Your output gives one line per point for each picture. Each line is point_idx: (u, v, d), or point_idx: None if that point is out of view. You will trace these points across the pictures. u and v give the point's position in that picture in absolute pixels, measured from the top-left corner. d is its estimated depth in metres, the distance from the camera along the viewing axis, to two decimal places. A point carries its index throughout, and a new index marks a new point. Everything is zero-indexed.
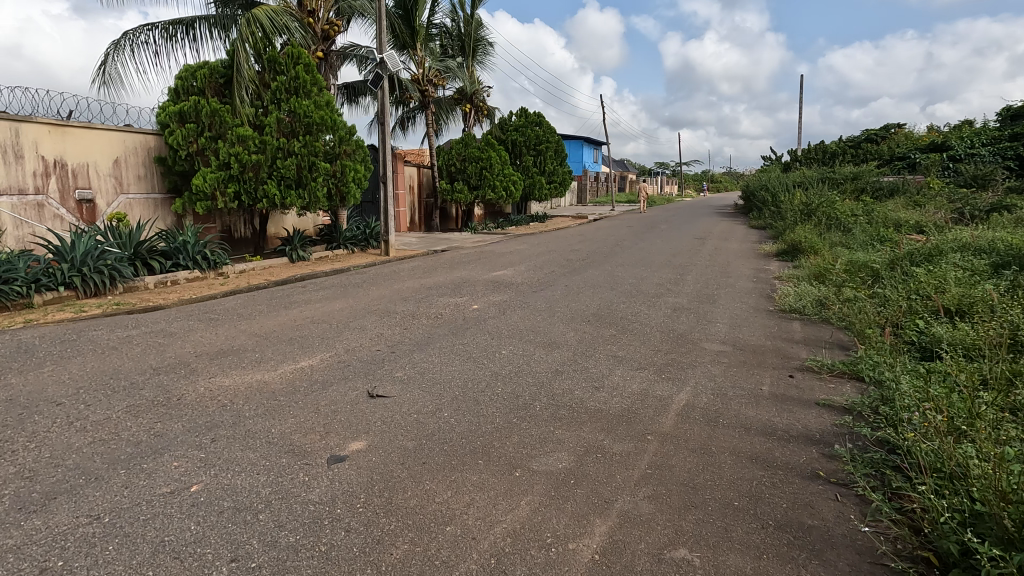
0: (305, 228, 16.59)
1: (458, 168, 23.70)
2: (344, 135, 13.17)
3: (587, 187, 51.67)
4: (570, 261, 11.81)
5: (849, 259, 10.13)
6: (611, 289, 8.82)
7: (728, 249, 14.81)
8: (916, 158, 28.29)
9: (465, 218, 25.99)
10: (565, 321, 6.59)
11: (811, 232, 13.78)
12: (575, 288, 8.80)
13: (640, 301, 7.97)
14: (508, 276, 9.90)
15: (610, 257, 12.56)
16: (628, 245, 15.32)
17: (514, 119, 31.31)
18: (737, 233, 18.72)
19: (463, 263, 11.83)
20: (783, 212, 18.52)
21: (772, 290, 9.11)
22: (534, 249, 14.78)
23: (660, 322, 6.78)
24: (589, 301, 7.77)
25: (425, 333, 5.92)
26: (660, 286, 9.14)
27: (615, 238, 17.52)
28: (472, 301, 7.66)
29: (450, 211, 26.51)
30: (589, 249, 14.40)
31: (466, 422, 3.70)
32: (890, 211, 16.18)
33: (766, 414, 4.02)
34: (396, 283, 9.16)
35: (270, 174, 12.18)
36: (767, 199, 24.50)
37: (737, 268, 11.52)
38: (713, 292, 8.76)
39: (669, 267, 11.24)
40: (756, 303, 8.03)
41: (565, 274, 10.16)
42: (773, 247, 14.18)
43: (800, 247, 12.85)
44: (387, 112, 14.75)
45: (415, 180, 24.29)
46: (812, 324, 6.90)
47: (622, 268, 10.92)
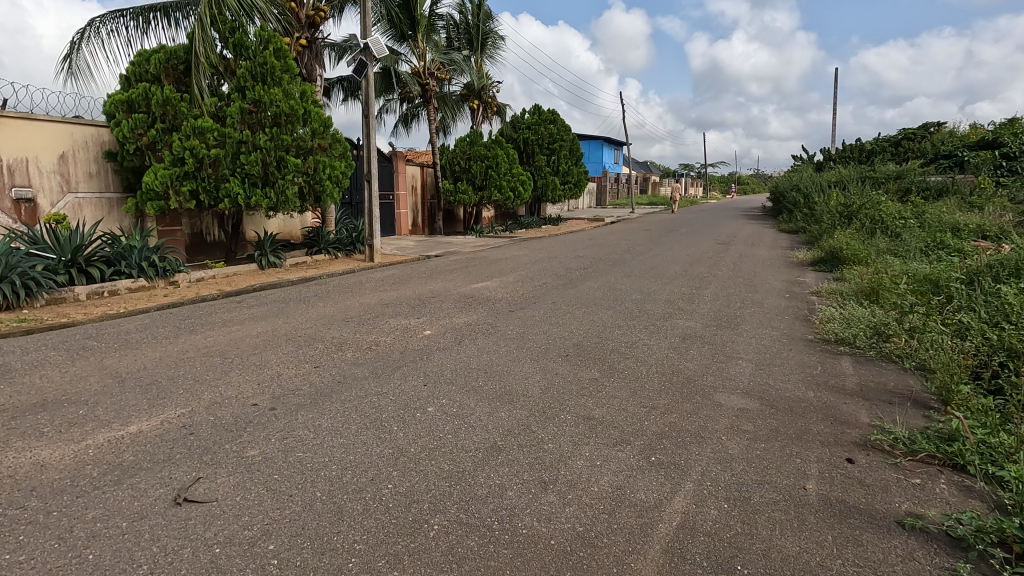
0: (291, 230, 15.44)
1: (462, 168, 22.25)
2: (320, 128, 11.87)
3: (606, 189, 49.74)
4: (569, 271, 10.22)
5: (904, 271, 8.30)
6: (608, 308, 7.21)
7: (756, 256, 13.01)
8: (965, 156, 25.82)
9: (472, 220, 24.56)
10: (534, 356, 5.02)
11: (851, 238, 11.89)
12: (564, 306, 7.23)
13: (640, 324, 6.35)
14: (489, 289, 8.37)
15: (616, 266, 10.91)
16: (641, 251, 13.61)
17: (527, 117, 29.88)
18: (765, 238, 16.82)
19: (445, 272, 10.33)
20: (817, 214, 16.58)
21: (810, 309, 7.38)
22: (532, 255, 13.21)
23: (661, 357, 5.15)
24: (575, 326, 6.18)
25: (340, 374, 4.43)
26: (669, 304, 7.49)
27: (627, 243, 15.82)
28: (428, 323, 6.15)
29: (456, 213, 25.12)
30: (594, 255, 12.76)
31: (295, 573, 2.16)
32: (943, 213, 14.14)
33: (816, 553, 2.39)
34: (352, 297, 7.72)
35: (233, 171, 10.89)
36: (799, 201, 22.41)
37: (766, 280, 9.74)
38: (735, 313, 7.07)
39: (682, 279, 9.54)
40: (790, 330, 6.31)
41: (557, 287, 8.57)
42: (807, 254, 12.33)
43: (839, 255, 11.01)
44: (372, 103, 13.37)
45: (418, 180, 22.96)
46: (867, 361, 5.19)
47: (626, 280, 9.26)
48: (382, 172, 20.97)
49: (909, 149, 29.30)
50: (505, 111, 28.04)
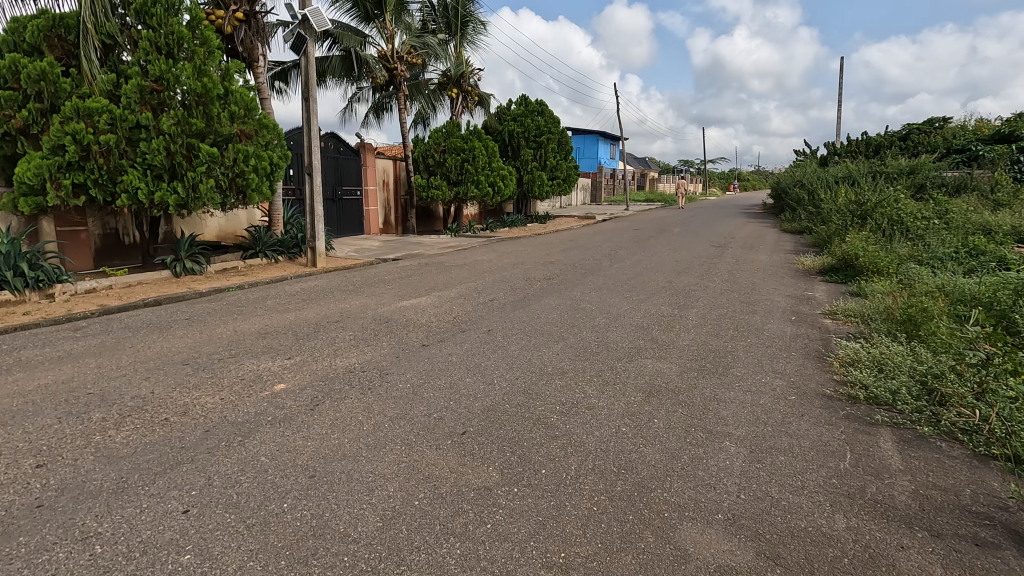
0: (236, 231, 13.83)
1: (436, 162, 20.50)
2: (242, 111, 10.13)
3: (601, 184, 47.90)
4: (529, 283, 8.50)
5: (942, 289, 6.55)
6: (559, 338, 5.50)
7: (754, 262, 11.27)
8: (980, 150, 23.97)
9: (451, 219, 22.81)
10: (413, 436, 3.29)
11: (866, 241, 10.12)
12: (501, 336, 5.52)
13: (593, 369, 4.64)
14: (418, 309, 6.65)
15: (589, 276, 9.19)
16: (624, 255, 11.90)
17: (513, 108, 28.15)
18: (765, 239, 15.06)
19: (380, 283, 8.58)
20: (824, 213, 14.81)
21: (822, 340, 5.67)
22: (495, 260, 11.46)
23: (605, 434, 3.43)
24: (501, 372, 4.46)
25: (66, 481, 2.70)
26: (641, 333, 5.77)
27: (612, 245, 14.10)
28: (297, 370, 4.43)
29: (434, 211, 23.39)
30: (567, 261, 11.01)
31: None
32: (968, 213, 12.38)
33: None
34: (234, 322, 6.00)
35: (132, 161, 9.18)
36: (803, 198, 20.59)
37: (768, 294, 7.99)
38: (724, 348, 5.34)
39: (664, 294, 7.80)
40: (798, 376, 4.58)
41: (505, 307, 6.87)
42: (814, 261, 10.56)
43: (853, 263, 9.25)
44: (314, 84, 11.64)
45: (390, 175, 21.27)
46: (917, 442, 3.46)
47: (595, 296, 7.56)
48: (348, 166, 19.32)
49: (918, 143, 27.45)
50: (488, 101, 26.31)
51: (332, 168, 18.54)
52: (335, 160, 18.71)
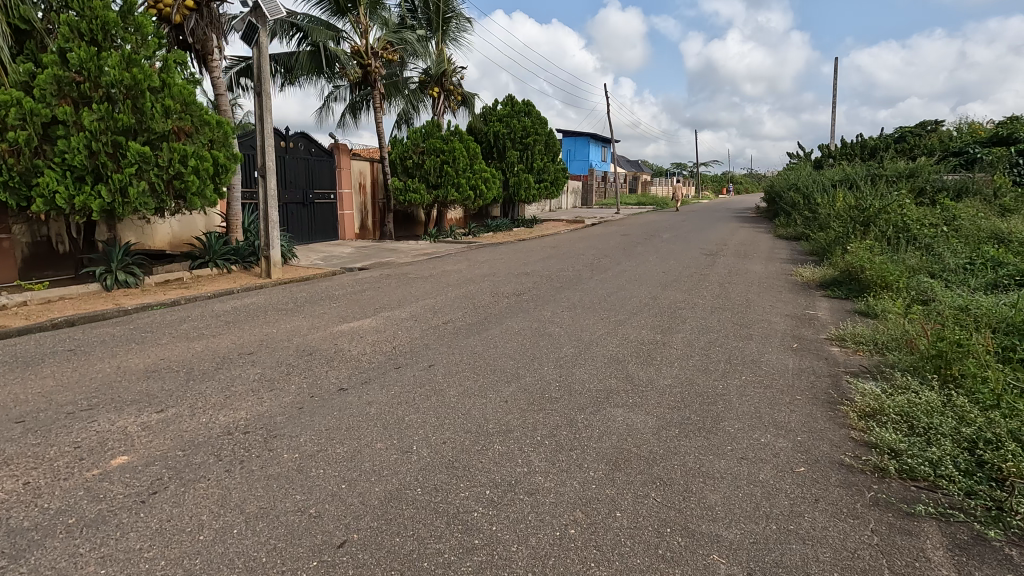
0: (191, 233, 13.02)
1: (414, 163, 19.53)
2: (179, 106, 9.10)
3: (592, 187, 47.04)
4: (495, 300, 7.50)
5: (966, 312, 5.63)
6: (514, 376, 4.52)
7: (748, 273, 10.34)
8: (977, 152, 23.24)
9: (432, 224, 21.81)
10: (266, 554, 2.29)
11: (870, 250, 9.20)
12: (444, 374, 4.54)
13: (548, 425, 3.66)
14: (356, 336, 5.66)
15: (565, 291, 8.22)
16: (609, 265, 10.96)
17: (498, 109, 27.23)
18: (760, 246, 14.17)
19: (326, 300, 7.56)
20: (822, 219, 13.95)
21: (830, 377, 4.71)
22: (466, 271, 10.47)
23: (547, 543, 2.44)
24: (427, 430, 3.48)
25: None
26: (615, 368, 4.80)
27: (597, 252, 13.16)
28: (161, 429, 3.42)
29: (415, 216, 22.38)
30: (544, 272, 10.05)
31: None
32: (976, 219, 11.50)
33: None
34: (126, 354, 5.00)
35: (49, 161, 8.14)
36: (798, 201, 19.74)
37: (765, 313, 7.03)
38: (713, 389, 4.37)
39: (647, 313, 6.86)
40: (807, 434, 3.61)
41: (461, 331, 5.90)
42: (813, 272, 9.64)
43: (857, 276, 8.34)
44: (267, 78, 10.63)
45: (366, 177, 20.31)
46: (977, 550, 2.49)
47: (567, 317, 6.60)
48: (320, 168, 18.39)
49: (914, 146, 26.72)
50: (472, 101, 25.41)
51: (302, 170, 17.59)
52: (306, 161, 17.78)
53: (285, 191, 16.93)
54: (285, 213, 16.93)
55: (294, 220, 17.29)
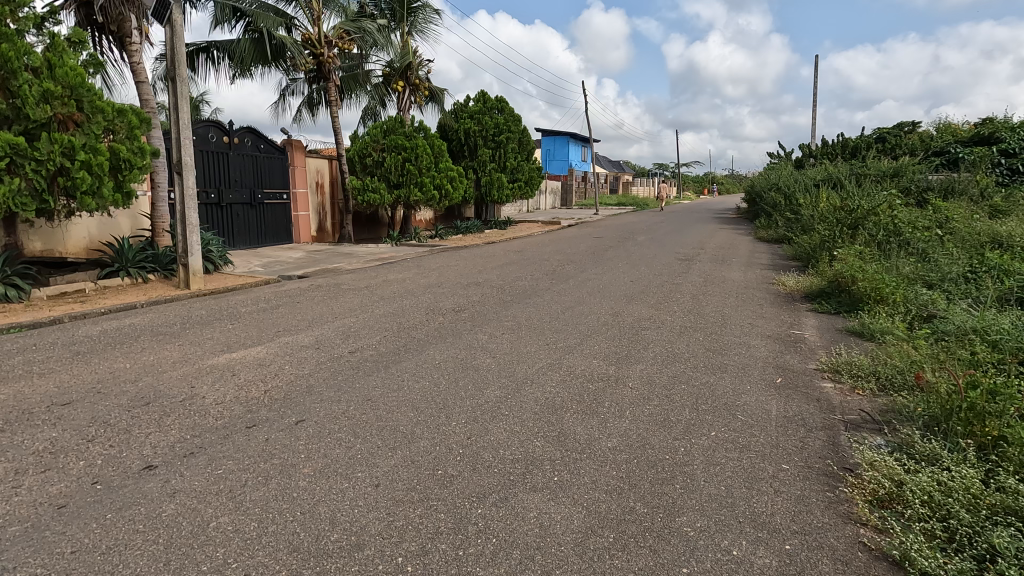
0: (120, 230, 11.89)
1: (374, 161, 18.16)
2: (63, 90, 7.72)
3: (571, 187, 46.07)
4: (426, 320, 6.32)
5: (986, 339, 4.58)
6: (406, 438, 3.35)
7: (725, 281, 9.29)
8: (960, 152, 22.58)
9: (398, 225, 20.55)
10: None
11: (860, 257, 8.21)
12: (310, 436, 3.35)
13: (425, 531, 2.48)
14: (227, 374, 4.44)
15: (513, 306, 7.07)
16: (573, 273, 9.85)
17: (469, 105, 26.09)
18: (739, 250, 13.21)
19: (225, 320, 6.31)
20: (805, 221, 12.99)
21: (824, 433, 3.61)
22: (410, 280, 9.27)
23: None
24: (229, 551, 2.28)
25: None
26: (546, 422, 3.65)
27: (564, 257, 12.05)
28: None
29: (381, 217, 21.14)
30: (498, 282, 8.90)
31: None
32: (969, 220, 10.62)
33: None
34: None
35: None
36: (779, 203, 18.84)
37: (743, 334, 5.95)
38: (671, 455, 3.25)
39: (604, 336, 5.76)
40: (798, 540, 2.49)
41: (368, 364, 4.71)
42: (797, 282, 8.61)
43: (845, 286, 7.32)
44: (181, 60, 9.30)
45: (323, 176, 19.03)
46: None
47: (507, 342, 5.45)
48: (271, 166, 17.08)
49: (895, 145, 26.07)
50: (440, 97, 24.21)
51: (249, 168, 16.25)
52: (254, 159, 16.46)
53: (230, 189, 15.58)
54: (229, 214, 15.57)
55: (240, 221, 15.93)
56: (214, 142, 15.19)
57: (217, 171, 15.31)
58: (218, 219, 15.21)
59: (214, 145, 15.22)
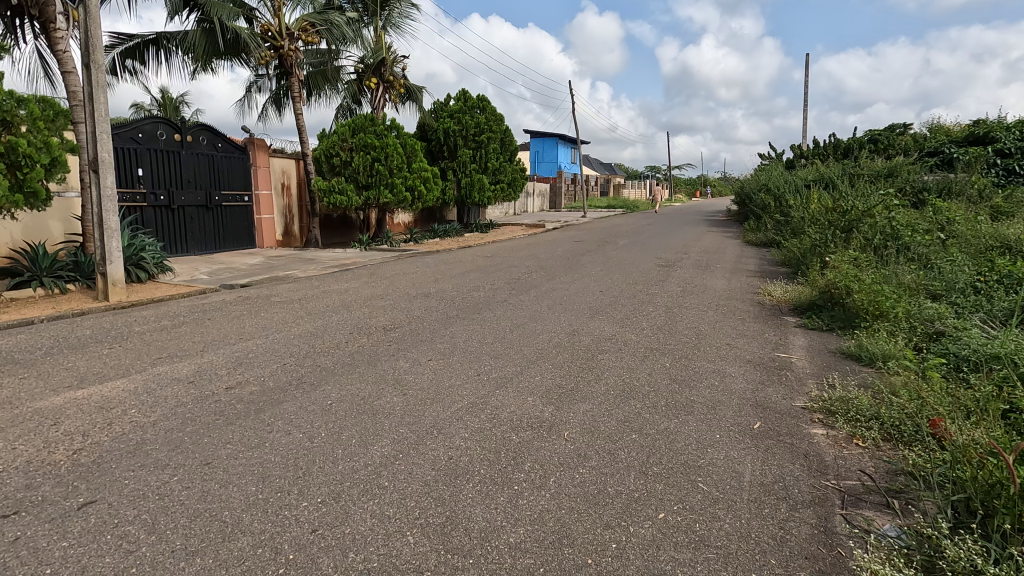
0: (51, 237, 10.91)
1: (342, 161, 17.15)
2: None
3: (560, 189, 45.24)
4: (346, 342, 5.34)
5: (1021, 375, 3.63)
6: (224, 533, 2.37)
7: (706, 290, 8.36)
8: (954, 152, 21.81)
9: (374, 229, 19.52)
10: None
11: (855, 264, 7.30)
12: (85, 533, 2.35)
13: None
14: (45, 424, 3.42)
15: (457, 323, 6.11)
16: (539, 281, 8.91)
17: (450, 104, 25.19)
18: (725, 255, 12.31)
19: (104, 343, 5.29)
20: (795, 223, 12.10)
21: (815, 514, 2.66)
22: (356, 290, 8.31)
23: None
24: None
25: None
26: (436, 500, 2.67)
27: (534, 263, 11.12)
28: None
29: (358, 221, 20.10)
30: (451, 293, 7.92)
31: None
32: (972, 222, 9.74)
33: None
34: None
35: None
36: (768, 204, 17.97)
37: (719, 358, 5.01)
38: (595, 562, 2.28)
39: (551, 361, 4.80)
40: None
41: (239, 406, 3.73)
42: (784, 291, 7.70)
43: (839, 298, 6.40)
44: (96, 44, 8.28)
45: (289, 177, 18.02)
46: None
47: (429, 372, 4.48)
48: (229, 166, 16.04)
49: (887, 145, 25.32)
50: (418, 95, 23.24)
51: (205, 168, 15.24)
52: (211, 158, 15.41)
53: (182, 191, 14.57)
54: (181, 218, 14.56)
55: (194, 225, 14.91)
56: (164, 140, 14.12)
57: (168, 172, 14.27)
58: (168, 223, 14.21)
59: (164, 143, 14.15)
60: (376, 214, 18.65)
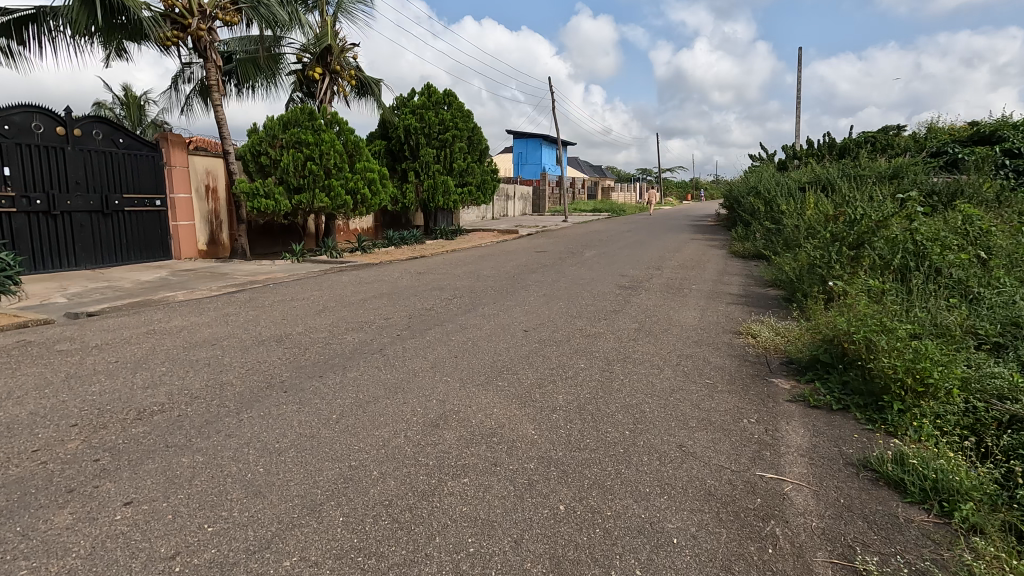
0: None
1: (271, 160, 14.94)
2: None
3: (542, 192, 43.14)
4: (28, 454, 3.11)
5: None
6: None
7: (668, 328, 6.21)
8: (958, 152, 19.79)
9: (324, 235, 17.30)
10: None
11: (871, 297, 5.18)
12: None
13: None
14: None
15: (268, 399, 3.95)
16: (453, 313, 6.76)
17: (413, 99, 23.08)
18: (702, 272, 10.21)
19: None
20: (788, 233, 10.01)
21: None
22: (196, 329, 6.11)
23: None
24: None
25: None
26: None
27: (466, 284, 8.97)
28: None
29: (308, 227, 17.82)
30: (315, 336, 5.73)
31: None
32: (1010, 233, 7.64)
33: None
34: None
35: None
36: (757, 209, 15.89)
37: (657, 489, 2.86)
38: None
39: (346, 508, 2.62)
40: None
41: None
42: (774, 332, 5.59)
43: (851, 358, 4.26)
44: None
45: (215, 179, 15.80)
46: None
47: (83, 547, 2.30)
48: (134, 165, 13.83)
49: (885, 146, 23.32)
50: (374, 89, 21.06)
51: (99, 167, 13.04)
52: (107, 156, 13.21)
53: (68, 194, 12.38)
54: (67, 225, 12.38)
55: (84, 234, 12.71)
56: (41, 134, 11.95)
57: (47, 171, 12.08)
58: (48, 232, 12.03)
59: (42, 138, 11.98)
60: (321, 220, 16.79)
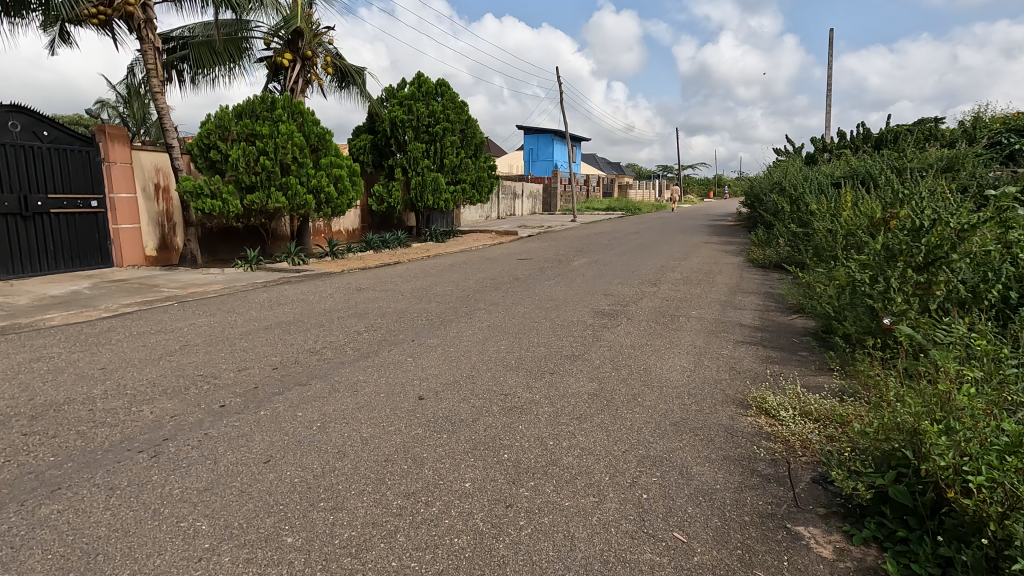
0: None
1: (220, 155, 13.15)
2: None
3: (553, 190, 41.03)
4: None
5: None
6: None
7: (638, 391, 4.14)
8: (1018, 142, 17.12)
9: (299, 237, 15.53)
10: None
11: (970, 365, 3.04)
12: None
13: None
14: None
15: None
16: (340, 361, 4.80)
17: (402, 89, 21.21)
18: (708, 289, 8.07)
19: None
20: (820, 241, 7.81)
21: None
22: None
23: None
24: None
25: None
26: None
27: (400, 308, 7.00)
28: None
29: (283, 228, 16.08)
30: (99, 407, 3.80)
31: None
32: None
33: None
34: None
35: None
36: (781, 208, 13.59)
37: None
38: None
39: None
40: None
41: None
42: (801, 416, 3.48)
43: (959, 514, 2.16)
44: None
45: (165, 177, 14.11)
46: None
47: None
48: (62, 161, 12.22)
49: (928, 135, 20.67)
50: (355, 78, 19.22)
51: (17, 163, 11.45)
52: (27, 151, 11.62)
53: None
54: None
55: None
56: None
57: None
58: None
59: None
60: (296, 221, 15.41)
